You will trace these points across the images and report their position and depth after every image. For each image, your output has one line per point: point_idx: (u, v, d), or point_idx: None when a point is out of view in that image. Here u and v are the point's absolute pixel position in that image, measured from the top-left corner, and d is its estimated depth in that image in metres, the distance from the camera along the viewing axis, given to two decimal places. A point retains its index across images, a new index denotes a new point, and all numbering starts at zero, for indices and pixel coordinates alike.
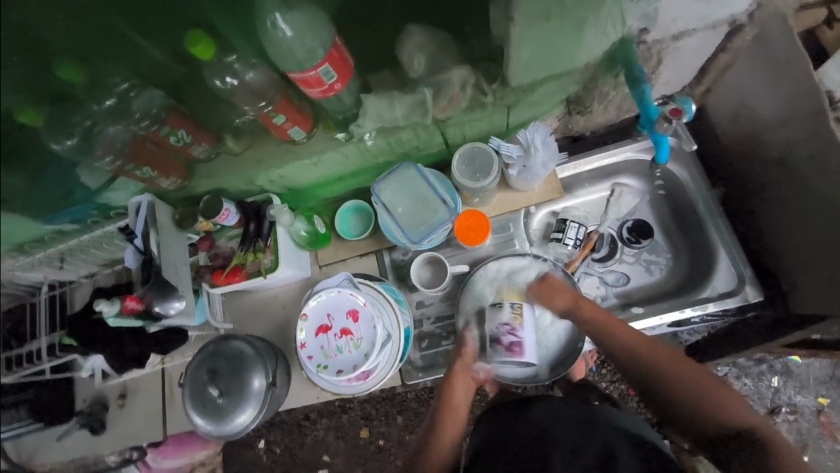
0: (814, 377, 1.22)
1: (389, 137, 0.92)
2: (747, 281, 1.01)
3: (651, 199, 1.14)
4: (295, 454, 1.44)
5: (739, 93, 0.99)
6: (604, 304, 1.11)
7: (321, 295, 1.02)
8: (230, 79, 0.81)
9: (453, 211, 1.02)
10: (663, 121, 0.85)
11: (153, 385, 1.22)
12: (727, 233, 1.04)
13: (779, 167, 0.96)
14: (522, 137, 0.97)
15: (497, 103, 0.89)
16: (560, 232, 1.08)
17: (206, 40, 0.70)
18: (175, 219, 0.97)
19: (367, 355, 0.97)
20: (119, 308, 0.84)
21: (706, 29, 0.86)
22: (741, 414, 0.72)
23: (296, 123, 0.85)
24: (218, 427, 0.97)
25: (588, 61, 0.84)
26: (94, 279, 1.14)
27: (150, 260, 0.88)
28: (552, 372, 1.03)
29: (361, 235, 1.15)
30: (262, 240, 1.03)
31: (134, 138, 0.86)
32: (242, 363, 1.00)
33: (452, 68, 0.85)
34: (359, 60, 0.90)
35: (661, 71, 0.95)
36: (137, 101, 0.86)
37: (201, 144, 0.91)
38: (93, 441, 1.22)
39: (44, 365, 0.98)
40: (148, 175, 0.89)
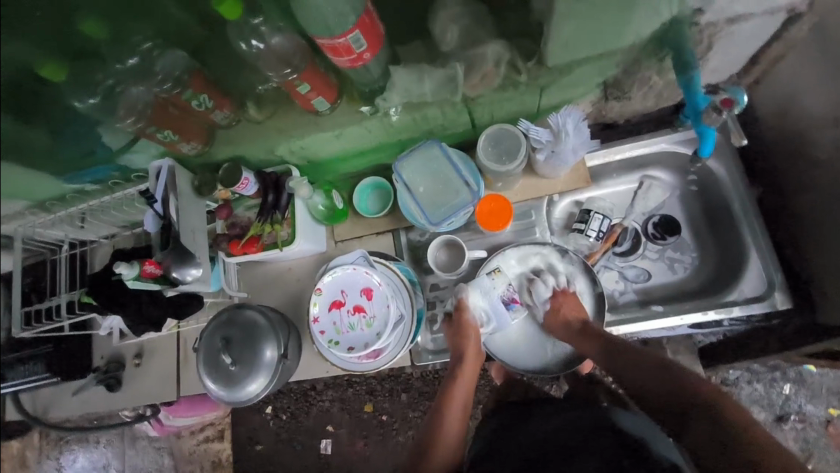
0: (828, 387, 1.18)
1: (415, 113, 0.89)
2: (777, 287, 0.96)
3: (681, 195, 1.10)
4: (300, 422, 1.47)
5: (790, 87, 0.93)
6: (621, 300, 1.09)
7: (336, 272, 1.01)
8: (255, 42, 0.77)
9: (476, 194, 0.99)
10: (714, 111, 0.80)
11: (168, 347, 1.24)
12: (762, 236, 0.99)
13: (826, 168, 0.90)
14: (554, 122, 0.93)
15: (531, 83, 0.84)
16: (583, 223, 1.05)
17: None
18: (194, 185, 0.96)
19: (379, 334, 0.97)
20: (138, 271, 0.84)
21: (767, 14, 0.79)
22: (749, 426, 0.67)
23: (321, 93, 0.82)
24: (230, 394, 0.99)
25: (634, 42, 0.78)
26: (114, 241, 1.14)
27: (169, 225, 0.87)
28: (563, 364, 1.02)
29: (379, 213, 1.13)
30: (279, 213, 1.01)
31: (156, 100, 0.84)
32: (255, 333, 1.01)
33: (487, 43, 0.81)
34: (390, 30, 0.85)
35: (709, 58, 0.88)
36: (160, 62, 0.84)
37: (223, 110, 0.89)
38: (109, 396, 1.26)
39: (63, 322, 1.01)
40: (170, 139, 0.88)
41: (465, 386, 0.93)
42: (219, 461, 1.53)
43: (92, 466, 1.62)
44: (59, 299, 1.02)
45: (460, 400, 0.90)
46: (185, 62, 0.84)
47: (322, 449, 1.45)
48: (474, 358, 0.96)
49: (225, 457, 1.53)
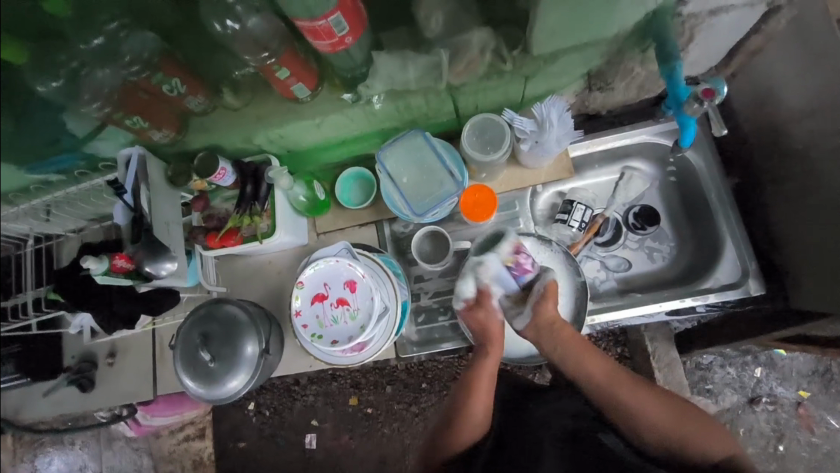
0: (798, 370, 1.24)
1: (399, 101, 0.87)
2: (750, 275, 0.99)
3: (661, 186, 1.11)
4: (284, 418, 1.45)
5: (766, 79, 0.95)
6: (602, 287, 1.10)
7: (319, 264, 0.99)
8: (230, 23, 0.73)
9: (460, 184, 0.98)
10: (694, 102, 0.79)
11: (144, 344, 1.20)
12: (737, 226, 1.02)
13: (799, 160, 0.92)
14: (538, 111, 0.92)
15: (516, 72, 0.83)
16: (565, 214, 1.06)
17: None
18: (168, 176, 0.92)
19: (364, 327, 0.95)
20: (108, 266, 0.80)
21: (745, 6, 0.80)
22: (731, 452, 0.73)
23: (301, 79, 0.79)
24: (210, 391, 0.96)
25: (619, 31, 0.78)
26: (81, 234, 1.10)
27: (141, 217, 0.83)
28: (547, 353, 1.03)
29: (362, 204, 1.10)
30: (259, 204, 0.98)
31: (123, 85, 0.79)
32: (235, 329, 0.98)
33: (472, 29, 0.79)
34: (373, 15, 0.83)
35: (690, 48, 0.89)
36: (127, 42, 0.78)
37: (197, 96, 0.84)
38: (82, 397, 1.21)
39: (31, 320, 0.99)
40: (139, 125, 0.83)
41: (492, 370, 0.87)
42: (200, 459, 1.50)
43: (67, 468, 1.56)
44: (26, 297, 0.99)
45: (487, 385, 0.85)
46: (155, 43, 0.79)
47: (307, 444, 1.44)
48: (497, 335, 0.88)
49: (206, 455, 1.50)
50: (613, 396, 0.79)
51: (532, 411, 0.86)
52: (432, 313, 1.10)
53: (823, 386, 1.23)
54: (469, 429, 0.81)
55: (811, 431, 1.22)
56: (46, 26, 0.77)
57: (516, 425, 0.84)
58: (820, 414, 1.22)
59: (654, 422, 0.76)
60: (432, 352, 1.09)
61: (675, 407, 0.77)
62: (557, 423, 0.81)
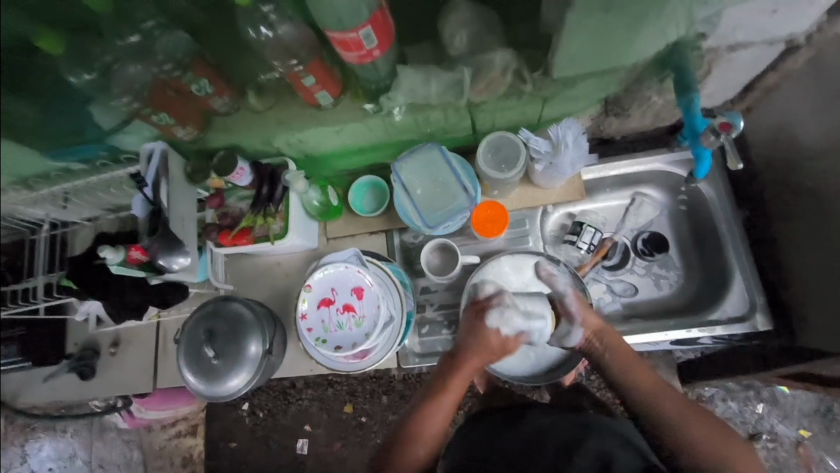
0: (800, 409, 1.22)
1: (419, 115, 0.88)
2: (758, 309, 0.99)
3: (671, 214, 1.12)
4: (277, 420, 1.44)
5: (780, 116, 0.96)
6: (607, 310, 1.10)
7: (328, 269, 1.00)
8: (263, 31, 0.74)
9: (472, 200, 0.98)
10: (711, 134, 0.78)
11: (145, 337, 1.21)
12: (746, 258, 1.02)
13: (811, 197, 0.92)
14: (553, 133, 0.94)
15: (535, 93, 0.85)
16: (575, 235, 1.07)
17: None
18: (187, 172, 0.95)
19: (368, 334, 0.96)
20: (124, 257, 0.81)
21: (764, 44, 0.82)
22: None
23: (325, 87, 0.81)
24: (211, 388, 0.96)
25: (639, 60, 0.79)
26: (96, 223, 1.13)
27: (159, 211, 0.84)
28: (549, 374, 1.02)
29: (375, 212, 1.12)
30: (273, 206, 1.01)
31: (154, 82, 0.81)
32: (240, 327, 0.99)
33: (496, 49, 0.80)
34: (399, 30, 0.85)
35: (708, 81, 0.91)
36: (161, 41, 0.80)
37: (223, 97, 0.86)
38: (80, 384, 1.22)
39: (39, 305, 1.00)
40: (165, 122, 0.85)
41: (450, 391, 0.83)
42: (190, 456, 1.49)
43: (57, 456, 1.56)
44: (37, 281, 1.01)
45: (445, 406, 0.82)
46: (188, 44, 0.81)
47: (298, 449, 1.43)
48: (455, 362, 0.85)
49: (197, 453, 1.49)
50: (665, 414, 0.75)
51: (531, 419, 0.88)
52: (435, 325, 1.10)
53: (824, 427, 1.21)
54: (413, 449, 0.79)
55: None
56: (87, 19, 0.80)
57: (507, 432, 0.86)
58: (820, 455, 1.20)
59: (704, 441, 0.71)
60: (432, 364, 1.09)
61: (728, 436, 0.72)
62: (557, 428, 0.83)
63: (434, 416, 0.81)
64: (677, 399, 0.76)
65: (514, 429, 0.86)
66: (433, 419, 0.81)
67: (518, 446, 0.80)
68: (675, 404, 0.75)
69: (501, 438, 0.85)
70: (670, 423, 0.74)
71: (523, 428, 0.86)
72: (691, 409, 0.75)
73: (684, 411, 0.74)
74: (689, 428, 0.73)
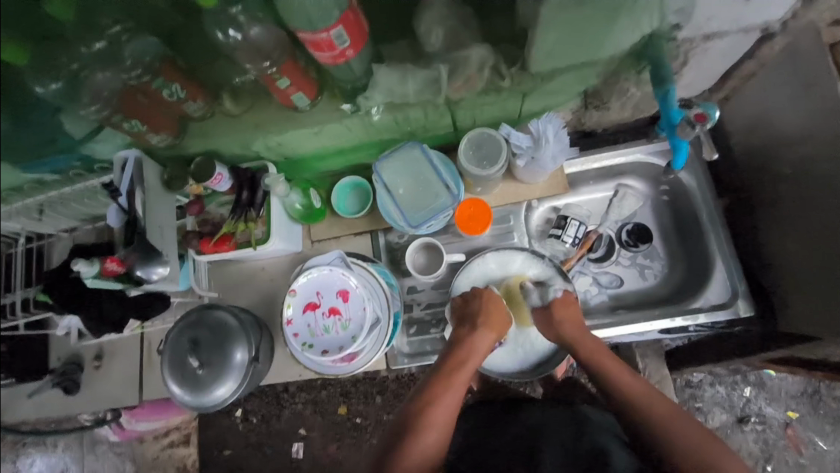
0: (787, 391, 1.25)
1: (398, 113, 0.87)
2: (740, 295, 1.00)
3: (653, 204, 1.13)
4: (271, 425, 1.43)
5: (757, 104, 0.96)
6: (593, 302, 1.11)
7: (311, 272, 0.99)
8: (232, 32, 0.73)
9: (456, 198, 0.97)
10: (686, 125, 0.78)
11: (130, 348, 1.18)
12: (727, 246, 1.03)
13: (789, 184, 0.93)
14: (534, 128, 0.94)
15: (513, 88, 0.84)
16: (559, 229, 1.07)
17: None
18: (163, 180, 0.92)
19: (355, 337, 0.95)
20: (99, 270, 0.79)
21: (739, 33, 0.82)
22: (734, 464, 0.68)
23: (300, 89, 0.79)
24: (197, 398, 0.95)
25: (615, 52, 0.79)
26: (74, 234, 1.10)
27: (134, 221, 0.82)
28: (538, 369, 1.02)
29: (358, 214, 1.11)
30: (254, 210, 0.98)
31: (123, 88, 0.78)
32: (225, 334, 0.98)
33: (472, 46, 0.79)
34: (375, 27, 0.83)
35: (685, 71, 0.91)
36: (129, 46, 0.78)
37: (197, 101, 0.84)
38: (65, 399, 1.19)
39: (17, 321, 0.99)
40: (138, 129, 0.83)
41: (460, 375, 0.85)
42: (184, 466, 1.47)
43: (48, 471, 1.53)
44: (15, 296, 1.00)
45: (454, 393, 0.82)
46: (157, 48, 0.79)
47: (294, 453, 1.42)
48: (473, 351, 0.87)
49: (190, 462, 1.47)
50: (642, 407, 0.77)
51: (525, 415, 0.90)
52: (423, 325, 1.10)
53: (812, 408, 1.24)
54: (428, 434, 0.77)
55: (799, 453, 1.23)
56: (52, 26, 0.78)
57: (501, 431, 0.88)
58: (808, 435, 1.23)
59: (683, 438, 0.72)
60: (422, 364, 1.08)
61: (705, 430, 0.72)
62: (551, 423, 0.86)
63: (444, 398, 0.80)
64: (655, 398, 0.77)
65: (511, 426, 0.88)
66: (439, 412, 0.79)
67: (514, 443, 0.82)
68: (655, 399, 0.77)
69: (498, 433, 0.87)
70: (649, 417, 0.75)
71: (518, 424, 0.88)
72: (668, 406, 0.76)
73: (659, 404, 0.76)
74: (665, 422, 0.74)
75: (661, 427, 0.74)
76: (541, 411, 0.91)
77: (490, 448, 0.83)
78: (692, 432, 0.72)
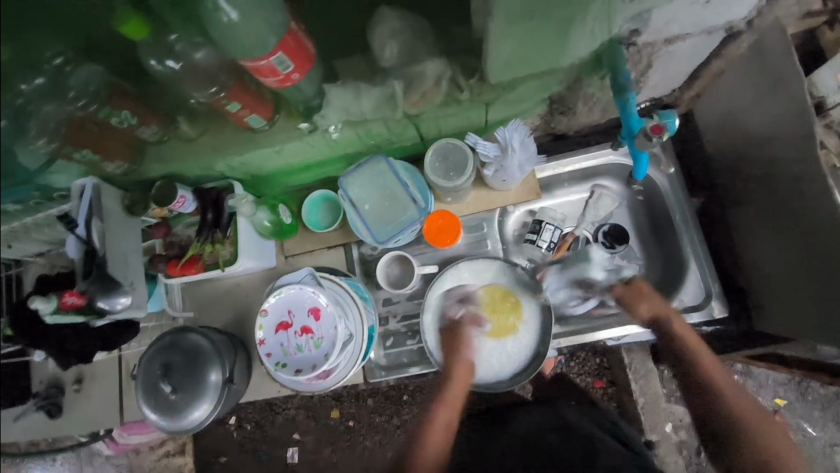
0: (775, 379, 1.24)
1: (357, 130, 0.85)
2: (714, 296, 1.00)
3: (628, 205, 1.11)
4: (266, 431, 1.44)
5: (727, 102, 0.95)
6: (576, 312, 1.08)
7: (282, 292, 0.97)
8: (170, 62, 0.71)
9: (424, 211, 0.96)
10: (644, 138, 0.75)
11: (110, 371, 1.18)
12: (700, 246, 1.02)
13: (760, 184, 0.91)
14: (501, 137, 0.92)
15: (474, 99, 0.82)
16: (534, 234, 1.05)
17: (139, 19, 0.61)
18: (125, 205, 0.91)
19: (327, 354, 0.94)
20: (56, 305, 0.78)
21: (701, 34, 0.80)
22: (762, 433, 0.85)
23: (254, 111, 0.77)
24: (173, 423, 0.95)
25: (574, 60, 0.77)
26: (46, 259, 1.09)
27: (92, 252, 0.81)
28: (514, 378, 1.00)
29: (330, 228, 1.10)
30: (221, 231, 0.97)
31: (71, 119, 0.77)
32: (198, 357, 0.97)
33: (426, 60, 0.78)
34: (328, 43, 0.81)
35: (650, 73, 0.89)
36: (73, 77, 0.76)
37: (151, 127, 0.83)
38: (47, 424, 1.19)
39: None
40: (90, 158, 0.81)
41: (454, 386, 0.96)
42: None
43: None
44: None
45: (452, 405, 0.94)
46: (103, 76, 0.76)
47: (289, 458, 1.43)
48: (461, 374, 0.96)
49: (188, 470, 1.48)
50: (711, 386, 0.90)
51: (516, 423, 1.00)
52: (399, 337, 1.09)
53: (800, 394, 1.23)
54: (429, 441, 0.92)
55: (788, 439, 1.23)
56: None
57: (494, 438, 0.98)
58: (798, 422, 1.23)
59: (749, 420, 0.87)
60: (399, 376, 1.08)
61: (765, 418, 0.87)
62: (537, 427, 0.97)
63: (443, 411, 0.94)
64: (728, 381, 0.91)
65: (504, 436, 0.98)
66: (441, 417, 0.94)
67: (509, 450, 0.93)
68: (729, 386, 0.90)
69: (494, 443, 0.97)
70: (721, 399, 0.89)
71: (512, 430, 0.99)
72: (736, 390, 0.90)
73: (744, 398, 0.89)
74: (741, 416, 0.87)
75: (730, 403, 0.89)
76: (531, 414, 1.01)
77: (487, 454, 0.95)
78: (759, 426, 0.86)
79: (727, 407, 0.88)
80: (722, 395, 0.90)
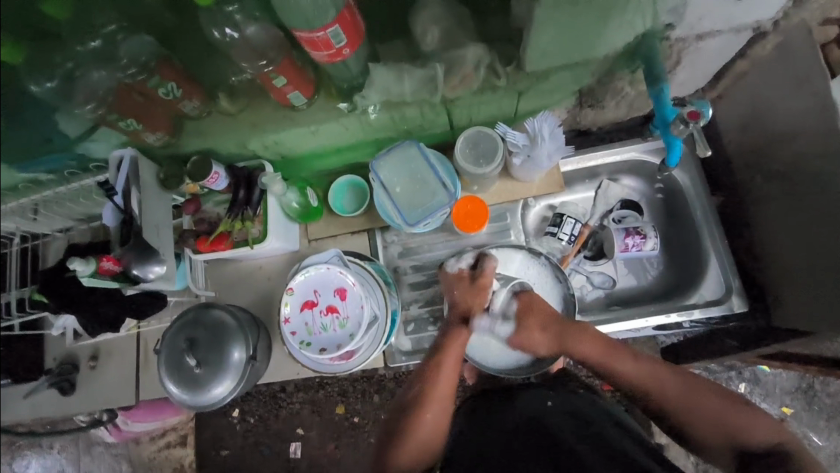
0: (781, 387, 1.24)
1: (394, 112, 0.88)
2: (734, 291, 1.02)
3: (648, 201, 1.14)
4: (269, 426, 1.36)
5: (750, 103, 0.98)
6: (589, 299, 1.12)
7: (309, 271, 0.98)
8: (229, 31, 0.74)
9: (453, 196, 0.98)
10: (680, 124, 0.80)
11: (127, 349, 1.18)
12: (721, 242, 1.04)
13: (782, 181, 0.94)
14: (530, 126, 0.94)
15: (509, 87, 0.85)
16: (555, 227, 1.07)
17: None
18: (160, 178, 0.91)
19: (352, 334, 0.95)
20: (95, 269, 0.79)
21: (731, 32, 0.83)
22: (717, 410, 0.77)
23: (297, 88, 0.80)
24: (194, 397, 0.95)
25: (609, 52, 0.80)
26: (68, 234, 1.08)
27: (131, 220, 0.82)
28: (535, 365, 1.00)
29: (355, 213, 1.11)
30: (251, 209, 0.98)
31: (118, 87, 0.79)
32: (222, 333, 0.97)
33: (468, 45, 0.80)
34: (371, 27, 0.84)
35: (678, 70, 0.92)
36: (125, 46, 0.79)
37: (193, 100, 0.84)
38: (61, 400, 1.18)
39: (13, 321, 0.98)
40: (133, 128, 0.83)
41: (454, 356, 0.88)
42: (181, 467, 1.41)
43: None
44: (10, 296, 0.98)
45: (454, 358, 0.88)
46: (154, 47, 0.79)
47: (291, 453, 1.35)
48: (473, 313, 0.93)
49: (187, 463, 1.41)
50: (650, 387, 0.81)
51: (524, 404, 0.86)
52: (420, 323, 1.11)
53: (806, 404, 1.23)
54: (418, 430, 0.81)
55: None
56: (42, 26, 0.76)
57: (498, 412, 0.85)
58: (803, 431, 1.22)
59: (699, 407, 0.78)
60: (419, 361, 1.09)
61: (714, 395, 0.79)
62: (553, 423, 0.80)
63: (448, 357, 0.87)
64: (665, 374, 0.82)
65: (508, 412, 0.85)
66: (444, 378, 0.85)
67: (512, 433, 0.80)
68: (655, 372, 0.82)
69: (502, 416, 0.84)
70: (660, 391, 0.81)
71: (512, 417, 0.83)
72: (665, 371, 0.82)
73: (670, 384, 0.81)
74: (665, 388, 0.81)
75: (662, 390, 0.81)
76: (545, 403, 0.85)
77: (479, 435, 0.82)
78: (715, 403, 0.78)
79: (657, 395, 0.81)
80: (657, 387, 0.81)
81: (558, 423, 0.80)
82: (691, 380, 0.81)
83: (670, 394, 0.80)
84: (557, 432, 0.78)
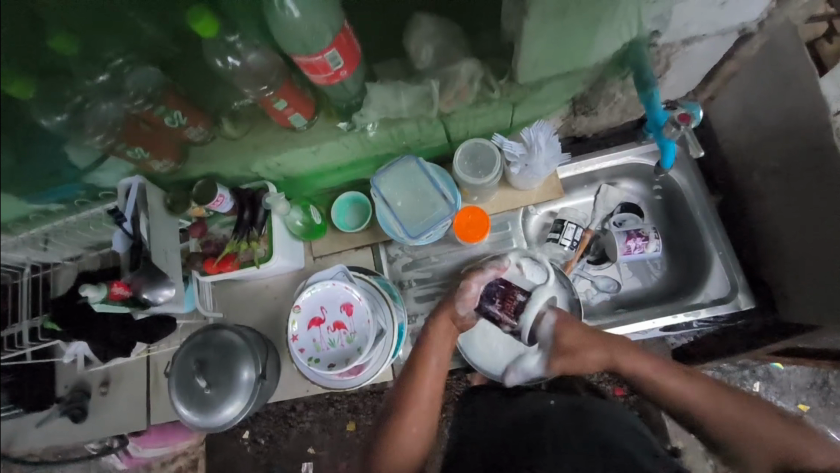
0: (795, 384, 1.22)
1: (392, 129, 0.90)
2: (739, 289, 1.02)
3: (647, 202, 1.15)
4: (281, 445, 1.35)
5: (741, 102, 0.99)
6: (594, 303, 1.12)
7: (315, 288, 0.99)
8: (231, 59, 0.77)
9: (453, 207, 0.99)
10: (672, 126, 0.84)
11: (138, 374, 1.19)
12: (723, 241, 1.05)
13: (779, 177, 0.95)
14: (526, 135, 0.96)
15: (503, 99, 0.87)
16: (557, 233, 1.08)
17: (210, 17, 0.66)
18: (166, 203, 0.93)
19: (360, 349, 0.96)
20: (106, 294, 0.82)
21: (716, 35, 0.85)
22: (768, 432, 0.74)
23: (297, 110, 0.82)
24: (205, 419, 0.95)
25: (599, 60, 0.83)
26: (78, 262, 1.11)
27: (140, 245, 0.84)
28: (543, 373, 1.00)
29: (357, 228, 1.12)
30: (256, 229, 1.00)
31: (126, 117, 0.82)
32: (231, 353, 0.98)
33: (461, 61, 0.83)
34: (367, 48, 0.88)
35: (668, 74, 0.95)
36: (132, 78, 0.82)
37: (197, 127, 0.87)
38: (73, 428, 1.19)
39: (25, 350, 0.99)
40: (141, 156, 0.86)
41: (432, 370, 0.83)
42: None
43: None
44: (22, 327, 1.00)
45: (433, 369, 0.83)
46: (160, 78, 0.82)
47: None
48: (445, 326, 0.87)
49: None
50: (697, 409, 0.77)
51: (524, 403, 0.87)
52: None
53: (822, 400, 1.21)
54: (408, 433, 0.78)
55: None
56: (54, 63, 0.80)
57: (492, 415, 0.86)
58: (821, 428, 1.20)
59: (751, 429, 0.74)
60: None
61: (767, 414, 0.75)
62: (552, 422, 0.80)
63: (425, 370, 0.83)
64: (717, 398, 0.77)
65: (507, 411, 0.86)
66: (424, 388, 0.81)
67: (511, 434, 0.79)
68: (704, 395, 0.78)
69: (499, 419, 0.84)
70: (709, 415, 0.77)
71: (507, 418, 0.84)
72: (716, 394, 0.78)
73: (721, 405, 0.76)
74: (711, 411, 0.77)
75: (712, 415, 0.76)
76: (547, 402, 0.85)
77: (478, 441, 0.82)
78: (767, 424, 0.74)
79: (707, 418, 0.77)
80: (703, 414, 0.77)
81: (558, 422, 0.80)
82: (743, 401, 0.77)
83: (721, 418, 0.76)
84: (555, 426, 0.79)
